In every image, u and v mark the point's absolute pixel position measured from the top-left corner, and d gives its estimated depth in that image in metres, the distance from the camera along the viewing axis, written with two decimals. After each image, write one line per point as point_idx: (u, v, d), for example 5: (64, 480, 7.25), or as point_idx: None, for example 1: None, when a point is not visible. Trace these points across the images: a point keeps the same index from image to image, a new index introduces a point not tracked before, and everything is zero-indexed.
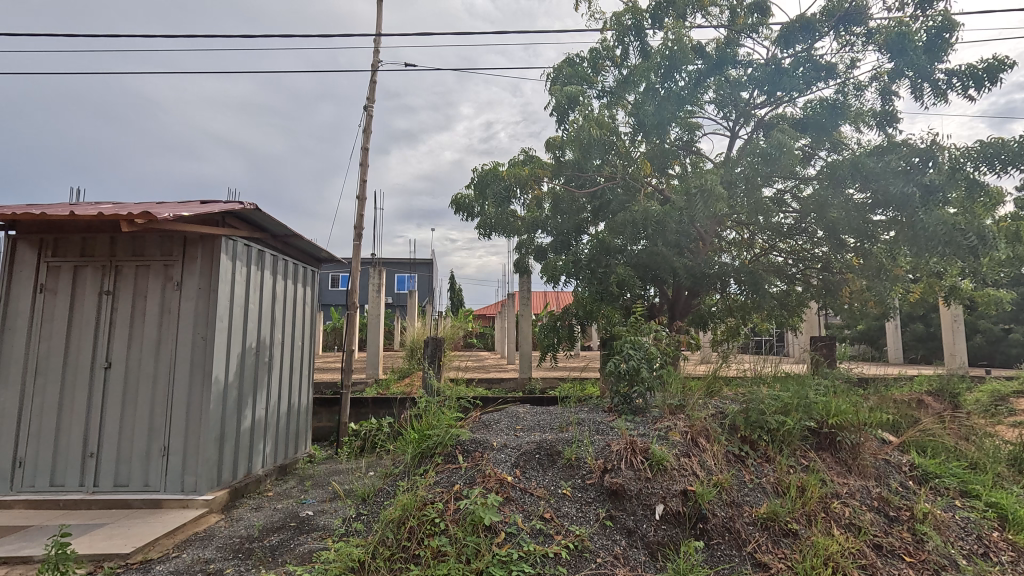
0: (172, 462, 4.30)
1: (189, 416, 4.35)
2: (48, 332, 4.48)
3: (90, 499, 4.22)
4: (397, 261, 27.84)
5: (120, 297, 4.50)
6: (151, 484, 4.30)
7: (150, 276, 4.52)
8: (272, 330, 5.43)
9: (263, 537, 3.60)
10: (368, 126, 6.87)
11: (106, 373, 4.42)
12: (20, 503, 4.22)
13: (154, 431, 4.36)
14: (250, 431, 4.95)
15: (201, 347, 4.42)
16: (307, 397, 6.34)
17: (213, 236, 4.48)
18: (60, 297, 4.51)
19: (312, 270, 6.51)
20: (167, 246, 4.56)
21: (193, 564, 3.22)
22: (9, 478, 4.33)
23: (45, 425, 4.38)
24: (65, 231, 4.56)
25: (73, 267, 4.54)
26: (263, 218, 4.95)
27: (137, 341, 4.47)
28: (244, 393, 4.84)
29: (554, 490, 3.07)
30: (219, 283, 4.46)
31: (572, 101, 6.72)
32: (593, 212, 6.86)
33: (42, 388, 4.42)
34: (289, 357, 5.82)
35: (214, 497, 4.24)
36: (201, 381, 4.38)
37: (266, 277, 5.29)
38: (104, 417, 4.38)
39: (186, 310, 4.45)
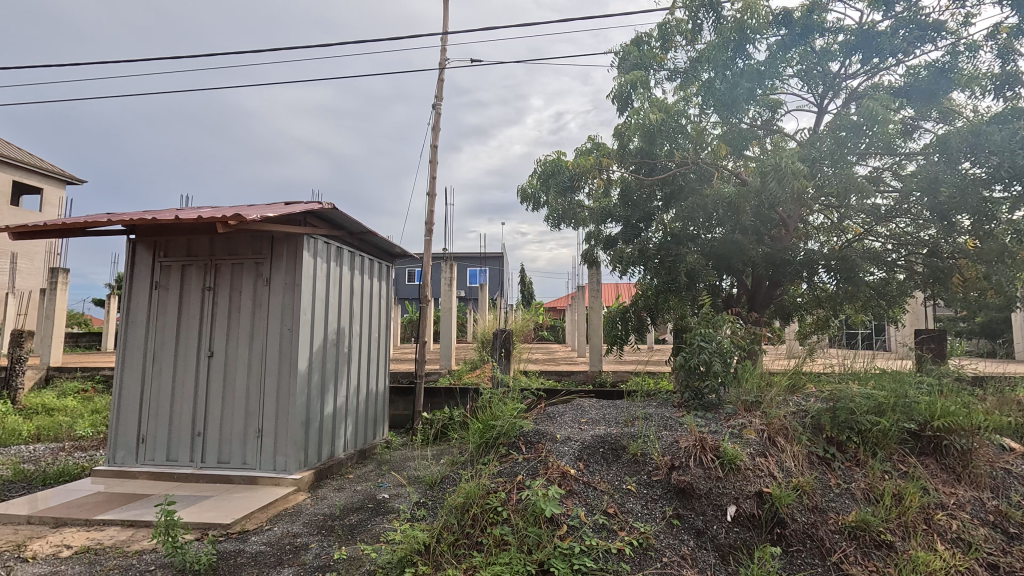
0: (266, 443, 4.70)
1: (278, 401, 4.72)
2: (162, 325, 5.04)
3: (198, 473, 4.71)
4: (470, 255, 28.54)
5: (219, 293, 4.96)
6: (247, 462, 4.72)
7: (243, 273, 4.94)
8: (350, 322, 5.74)
9: (344, 516, 3.85)
10: (436, 123, 7.05)
11: (209, 362, 4.90)
12: (144, 474, 4.81)
13: (249, 415, 4.77)
14: (332, 416, 5.30)
15: (288, 338, 4.77)
16: (384, 384, 6.67)
17: (296, 234, 4.82)
18: (171, 293, 5.05)
19: (386, 265, 6.80)
20: (257, 245, 4.95)
21: (282, 537, 3.51)
22: (135, 452, 4.94)
23: (161, 406, 4.94)
24: (172, 233, 5.09)
25: (180, 266, 5.06)
26: (340, 216, 5.23)
27: (234, 333, 4.91)
28: (326, 380, 5.18)
29: (618, 485, 3.00)
30: (302, 279, 4.78)
31: (639, 83, 6.50)
32: (665, 199, 6.54)
33: (158, 373, 4.98)
34: (366, 348, 6.13)
35: (300, 477, 4.59)
36: (288, 370, 4.74)
37: (344, 272, 5.61)
38: (209, 401, 4.86)
39: (275, 304, 4.82)
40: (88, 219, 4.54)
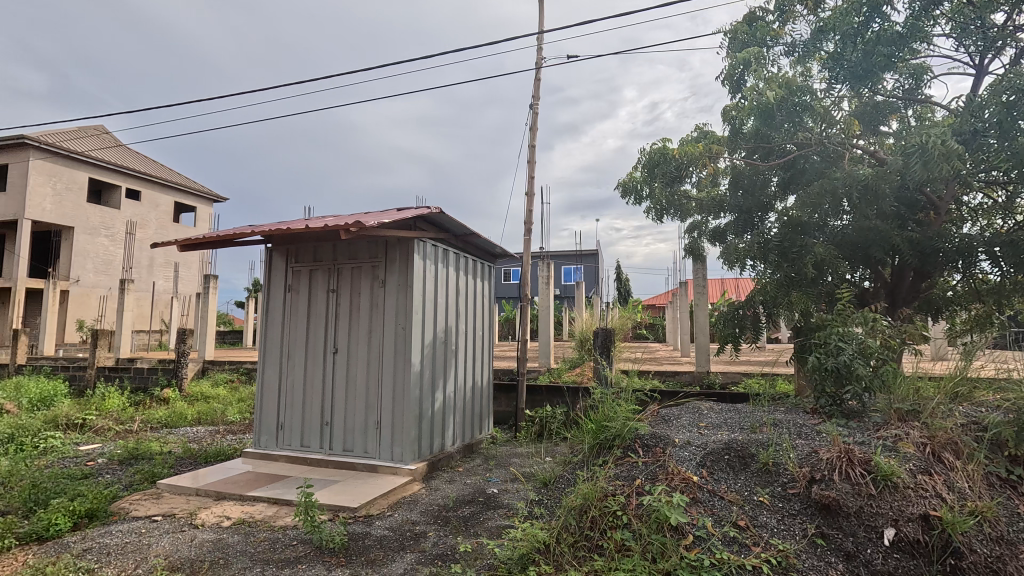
0: (385, 434, 5.02)
1: (395, 395, 5.01)
2: (294, 324, 5.59)
3: (327, 459, 5.16)
4: (564, 253, 28.43)
5: (342, 294, 5.39)
6: (369, 451, 5.08)
7: (362, 276, 5.32)
8: (456, 321, 5.96)
9: (457, 508, 3.99)
10: (533, 123, 7.08)
11: (334, 357, 5.34)
12: (283, 457, 5.37)
13: (369, 407, 5.13)
14: (442, 411, 5.53)
15: (402, 336, 5.05)
16: (488, 381, 6.84)
17: (408, 238, 5.09)
18: (301, 294, 5.58)
19: (488, 265, 6.97)
20: (373, 249, 5.30)
21: (403, 524, 3.72)
22: (275, 437, 5.53)
23: (295, 397, 5.49)
24: (302, 241, 5.62)
25: (309, 270, 5.58)
26: (446, 219, 5.44)
27: (355, 331, 5.30)
28: (436, 376, 5.43)
29: (748, 496, 2.78)
30: (414, 280, 5.04)
31: (752, 62, 6.02)
32: (782, 185, 6.02)
33: (292, 367, 5.54)
34: (471, 345, 6.33)
35: (416, 468, 4.84)
36: (402, 366, 5.02)
37: (450, 273, 5.83)
38: (335, 393, 5.30)
39: (390, 304, 5.13)
40: (236, 230, 5.15)
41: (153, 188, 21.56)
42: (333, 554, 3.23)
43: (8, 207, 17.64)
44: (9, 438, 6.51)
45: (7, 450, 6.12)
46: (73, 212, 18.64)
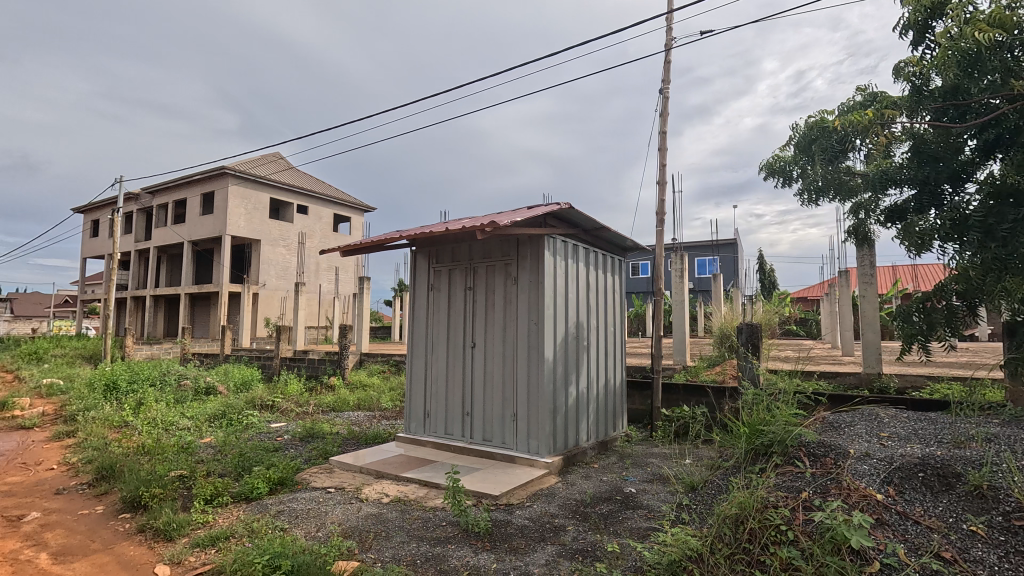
0: (521, 427, 5.15)
1: (530, 389, 5.12)
2: (436, 320, 6.00)
3: (469, 447, 5.45)
4: (698, 244, 26.68)
5: (478, 291, 5.65)
6: (506, 442, 5.26)
7: (496, 273, 5.51)
8: (588, 316, 5.90)
9: (595, 504, 3.95)
10: (664, 108, 6.72)
11: (472, 352, 5.63)
12: (430, 443, 5.81)
13: (506, 400, 5.30)
14: (575, 406, 5.52)
15: (535, 331, 5.14)
16: (621, 377, 6.67)
17: (539, 235, 5.15)
18: (442, 293, 5.97)
19: (619, 259, 6.79)
20: (506, 248, 5.46)
21: (542, 515, 3.78)
22: (423, 425, 6.00)
23: (439, 388, 5.89)
24: (441, 243, 6.01)
25: (448, 270, 5.94)
26: (576, 214, 5.40)
27: (491, 327, 5.52)
28: (569, 371, 5.43)
29: (953, 524, 2.32)
30: (545, 276, 5.10)
31: (940, 5, 5.02)
32: (983, 149, 4.93)
33: (436, 361, 5.95)
34: (603, 341, 6.22)
35: (552, 461, 4.90)
36: (536, 361, 5.10)
37: (581, 268, 5.79)
38: (474, 385, 5.58)
39: (522, 300, 5.25)
40: (385, 235, 5.68)
41: (317, 203, 24.82)
42: (478, 538, 3.40)
43: (215, 226, 21.64)
44: (222, 414, 7.97)
45: (221, 424, 7.49)
46: (259, 227, 22.24)
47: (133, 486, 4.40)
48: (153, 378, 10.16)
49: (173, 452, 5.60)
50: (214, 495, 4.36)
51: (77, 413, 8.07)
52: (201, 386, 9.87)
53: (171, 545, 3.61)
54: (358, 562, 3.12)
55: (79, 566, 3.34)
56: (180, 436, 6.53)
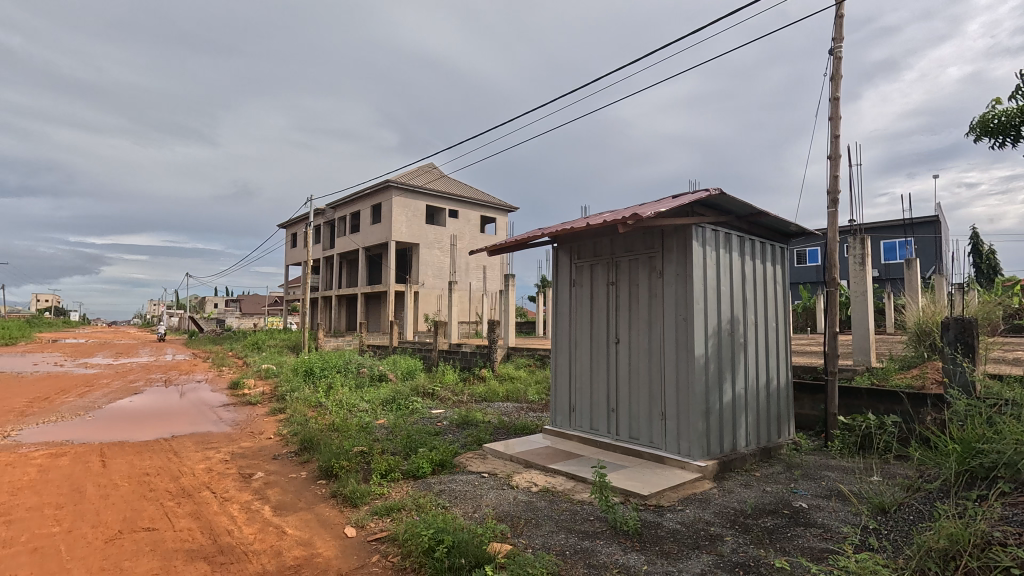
0: (670, 427, 4.92)
1: (679, 388, 4.86)
2: (579, 315, 6.02)
3: (615, 444, 5.37)
4: (884, 225, 22.69)
5: (621, 286, 5.52)
6: (654, 442, 5.07)
7: (639, 267, 5.34)
8: (745, 310, 5.40)
9: (758, 516, 3.62)
10: (836, 71, 5.83)
11: (616, 348, 5.52)
12: (576, 437, 5.86)
13: (653, 398, 5.11)
14: (732, 408, 5.10)
15: (684, 327, 4.86)
16: (786, 378, 5.98)
17: (685, 225, 4.86)
18: (584, 288, 5.97)
19: (781, 247, 6.09)
20: (649, 240, 5.25)
21: (696, 521, 3.58)
22: (568, 419, 6.07)
23: (583, 383, 5.90)
24: (583, 238, 6.01)
25: (590, 265, 5.92)
26: (729, 200, 4.98)
27: (635, 322, 5.36)
28: (723, 369, 5.03)
29: None
30: (693, 269, 4.79)
31: None
32: None
33: (580, 356, 5.98)
34: (763, 337, 5.64)
35: (706, 466, 4.59)
36: (686, 358, 4.82)
37: (735, 258, 5.32)
38: (619, 381, 5.48)
39: (669, 294, 5.00)
40: (528, 234, 5.85)
41: (466, 206, 26.59)
42: (627, 537, 3.34)
43: (382, 233, 24.49)
44: (392, 399, 9.01)
45: (391, 408, 8.47)
46: (417, 232, 24.60)
47: (327, 457, 5.20)
48: (339, 366, 11.89)
49: (355, 430, 6.50)
50: (388, 470, 4.95)
51: (286, 393, 9.81)
52: (375, 373, 11.28)
53: (356, 510, 4.20)
54: (511, 545, 3.29)
55: (291, 519, 4.06)
56: (360, 416, 7.55)
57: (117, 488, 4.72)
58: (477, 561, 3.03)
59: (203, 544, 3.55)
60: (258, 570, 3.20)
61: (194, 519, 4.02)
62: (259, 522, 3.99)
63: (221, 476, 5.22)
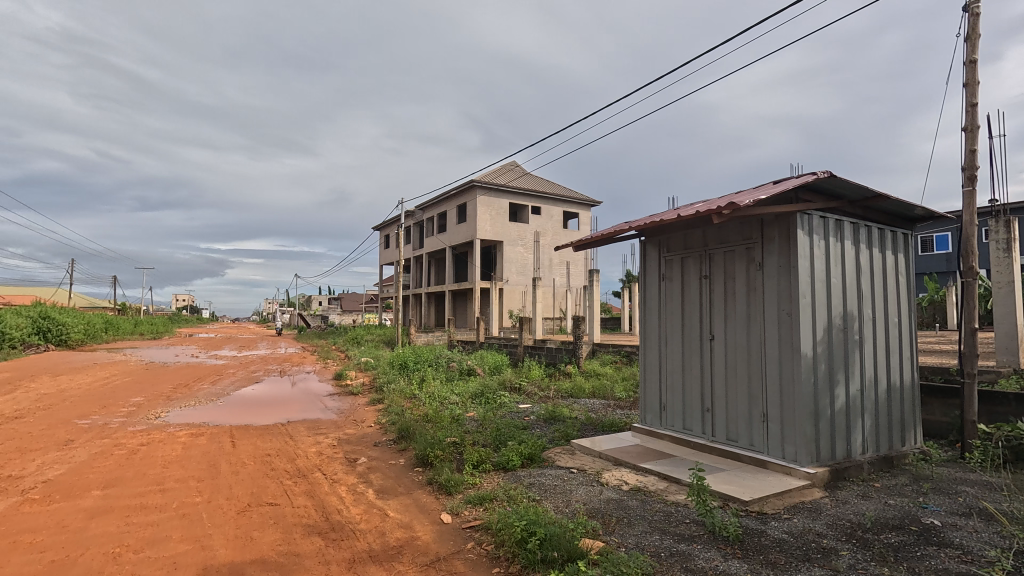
0: (773, 429, 4.60)
1: (783, 388, 4.53)
2: (670, 311, 5.80)
3: (711, 446, 5.12)
4: None
5: (715, 280, 5.24)
6: (755, 444, 4.76)
7: (736, 259, 5.03)
8: (860, 304, 4.90)
9: (879, 531, 3.28)
10: (972, 29, 5.09)
11: (711, 344, 5.25)
12: (668, 437, 5.66)
13: (753, 398, 4.80)
14: (845, 411, 4.65)
15: (787, 323, 4.51)
16: (911, 380, 5.34)
17: (788, 213, 4.50)
18: (674, 282, 5.74)
19: (903, 234, 5.44)
20: (747, 230, 4.93)
21: (805, 532, 3.31)
22: (659, 417, 5.88)
23: (675, 381, 5.69)
24: (672, 231, 5.78)
25: (680, 259, 5.68)
26: (840, 184, 4.54)
27: (732, 317, 5.06)
28: (835, 369, 4.60)
29: None
30: (798, 260, 4.43)
31: None
32: None
33: (671, 353, 5.76)
34: (883, 334, 5.08)
35: (816, 473, 4.24)
36: (790, 356, 4.48)
37: (847, 247, 4.84)
38: (714, 380, 5.21)
39: (770, 288, 4.66)
40: (615, 228, 5.74)
41: (548, 203, 26.63)
42: (727, 543, 3.18)
43: (467, 232, 25.23)
44: (481, 393, 9.28)
45: (480, 401, 8.73)
46: (501, 230, 25.06)
47: (423, 446, 5.48)
48: (430, 360, 12.44)
49: (448, 422, 6.78)
50: (479, 462, 5.11)
51: (384, 384, 10.47)
52: (464, 368, 11.68)
53: (450, 498, 4.39)
54: (603, 542, 3.26)
55: (392, 503, 4.33)
56: (452, 409, 7.86)
57: (245, 466, 5.31)
58: (569, 555, 3.04)
59: (317, 520, 3.90)
60: (365, 547, 3.46)
61: (308, 497, 4.42)
62: (364, 503, 4.30)
63: (330, 459, 5.70)
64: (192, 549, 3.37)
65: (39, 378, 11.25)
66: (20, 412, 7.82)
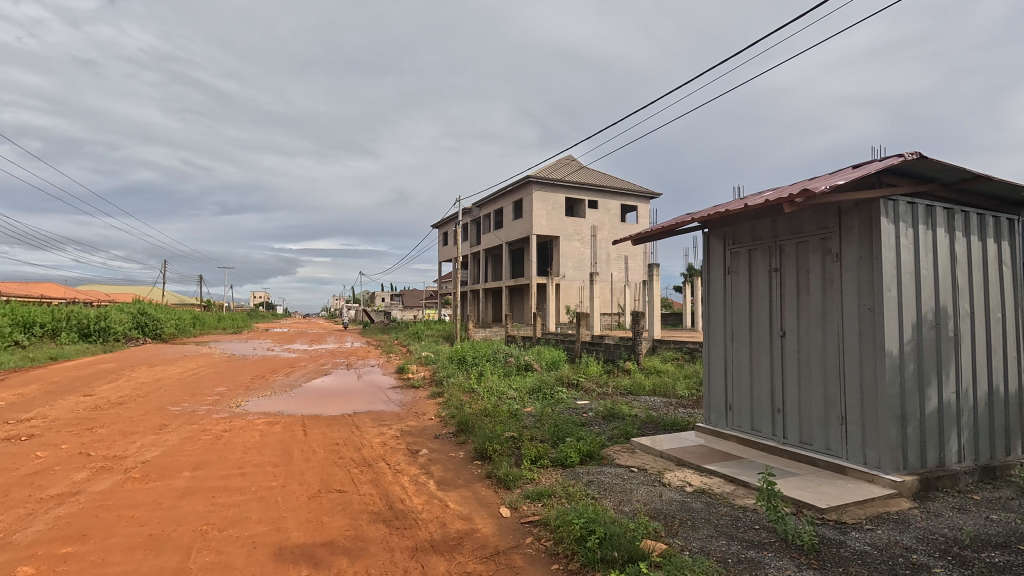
0: (852, 433, 4.27)
1: (864, 389, 4.19)
2: (737, 306, 5.52)
3: (782, 448, 4.83)
4: None
5: (786, 273, 4.93)
6: (832, 449, 4.45)
7: (810, 251, 4.69)
8: (955, 299, 4.44)
9: (980, 549, 2.96)
10: None
11: (782, 341, 4.95)
12: (734, 438, 5.41)
13: (830, 399, 4.48)
14: (938, 416, 4.24)
15: (869, 319, 4.16)
16: (1018, 383, 4.79)
17: (870, 199, 4.15)
18: (741, 276, 5.46)
19: (1008, 220, 4.87)
20: (822, 220, 4.59)
21: (892, 545, 3.05)
22: (725, 417, 5.63)
23: (743, 379, 5.42)
24: (739, 222, 5.49)
25: (747, 251, 5.39)
26: (930, 166, 4.13)
27: (805, 312, 4.74)
28: (926, 369, 4.21)
29: None
30: (882, 250, 4.07)
31: None
32: None
33: (738, 350, 5.49)
34: (983, 332, 4.58)
35: (903, 481, 3.90)
36: (873, 355, 4.13)
37: (940, 236, 4.40)
38: (786, 379, 4.92)
39: (849, 281, 4.32)
40: (676, 220, 5.53)
41: (605, 196, 26.16)
42: (802, 553, 2.98)
43: (524, 228, 25.29)
44: (538, 388, 9.29)
45: (538, 397, 8.73)
46: (557, 225, 24.92)
47: (482, 440, 5.55)
48: (488, 355, 12.58)
49: (506, 416, 6.83)
50: (537, 457, 5.11)
51: (443, 378, 10.72)
52: (521, 363, 11.72)
53: (509, 492, 4.42)
54: (666, 544, 3.16)
55: (452, 494, 4.42)
56: (509, 403, 7.92)
57: (316, 453, 5.61)
58: (630, 556, 2.97)
59: (382, 508, 4.04)
60: (427, 537, 3.55)
61: (374, 486, 4.60)
62: (425, 494, 4.42)
63: (393, 450, 5.90)
64: (268, 530, 3.59)
65: (138, 368, 12.40)
66: (123, 398, 8.67)
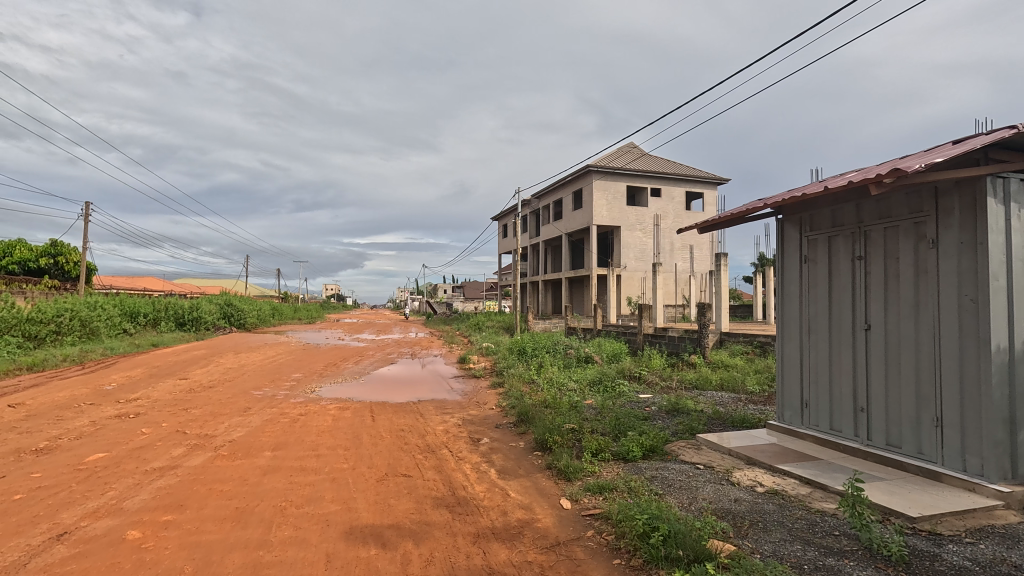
0: (949, 437, 3.88)
1: (964, 388, 3.79)
2: (815, 297, 5.16)
3: (866, 450, 4.49)
4: None
5: (872, 261, 4.54)
6: (925, 453, 4.07)
7: (900, 237, 4.29)
8: None
9: None
10: None
11: (867, 335, 4.57)
12: (811, 437, 5.09)
13: (922, 399, 4.09)
14: None
15: (971, 311, 3.75)
16: None
17: (974, 177, 3.72)
18: (820, 265, 5.10)
19: None
20: (916, 202, 4.18)
21: (997, 562, 2.74)
22: (801, 415, 5.31)
23: (821, 375, 5.07)
24: (818, 207, 5.11)
25: (827, 238, 5.01)
26: None
27: (894, 304, 4.34)
28: None
29: None
30: (988, 235, 3.65)
31: None
32: None
33: (816, 344, 5.13)
34: None
35: (1010, 492, 3.50)
36: (975, 351, 3.72)
37: None
38: (870, 376, 4.54)
39: (947, 269, 3.90)
40: (747, 206, 5.22)
41: (669, 184, 25.23)
42: (889, 564, 2.75)
43: (584, 219, 24.96)
44: (599, 380, 9.16)
45: (599, 389, 8.63)
46: (618, 215, 24.38)
47: (542, 431, 5.56)
48: (548, 347, 12.57)
49: (566, 408, 6.81)
50: (598, 450, 5.04)
51: (504, 369, 10.83)
52: (582, 355, 11.61)
53: (570, 484, 4.40)
54: (734, 546, 3.03)
55: (513, 484, 4.47)
56: (570, 395, 7.88)
57: (383, 439, 5.86)
58: (696, 556, 2.86)
59: (445, 494, 4.16)
60: (488, 524, 3.61)
61: (437, 471, 4.74)
62: (486, 482, 4.49)
63: (455, 438, 6.04)
64: (340, 509, 3.80)
65: (225, 355, 13.47)
66: (213, 382, 9.46)
